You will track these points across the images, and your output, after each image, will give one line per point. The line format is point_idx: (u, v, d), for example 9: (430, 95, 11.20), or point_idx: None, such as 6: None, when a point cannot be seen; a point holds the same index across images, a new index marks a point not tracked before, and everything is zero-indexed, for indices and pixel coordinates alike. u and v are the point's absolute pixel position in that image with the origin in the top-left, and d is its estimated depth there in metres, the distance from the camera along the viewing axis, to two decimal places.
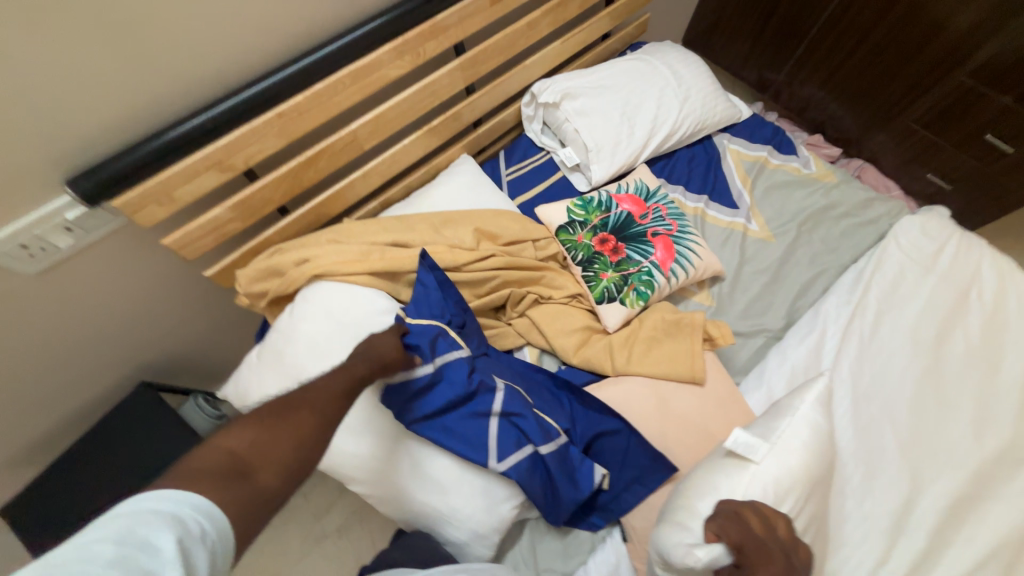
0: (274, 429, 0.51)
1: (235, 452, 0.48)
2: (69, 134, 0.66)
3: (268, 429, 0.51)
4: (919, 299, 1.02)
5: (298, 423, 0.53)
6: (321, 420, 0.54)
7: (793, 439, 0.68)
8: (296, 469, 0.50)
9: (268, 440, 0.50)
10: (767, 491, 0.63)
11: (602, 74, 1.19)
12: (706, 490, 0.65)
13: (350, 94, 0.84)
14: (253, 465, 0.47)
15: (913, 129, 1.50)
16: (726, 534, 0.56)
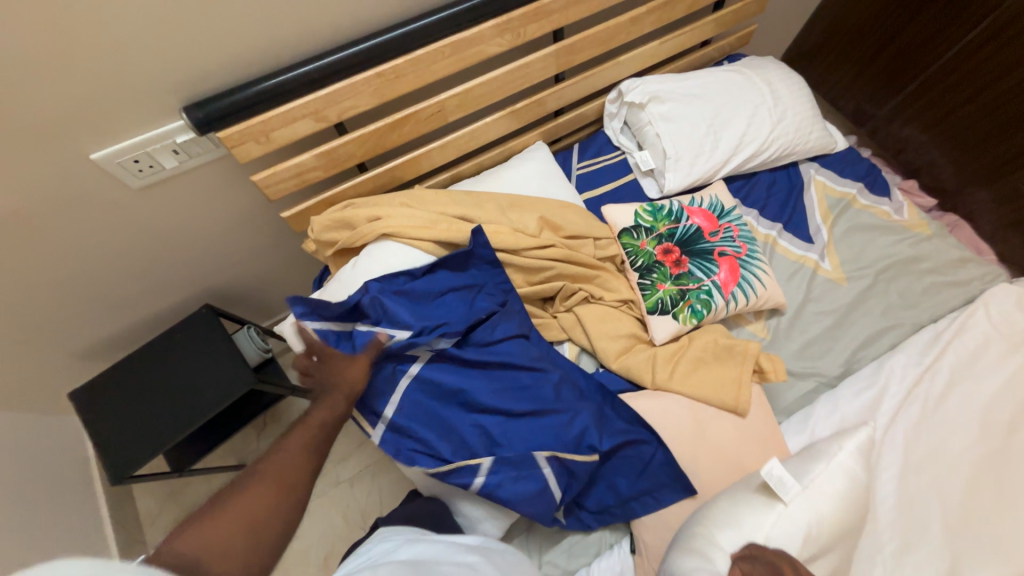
0: (226, 524, 0.50)
1: (193, 556, 0.48)
2: (191, 64, 0.71)
3: (216, 527, 0.50)
4: (999, 377, 0.93)
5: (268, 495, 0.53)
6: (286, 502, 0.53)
7: (826, 487, 0.63)
8: (256, 553, 0.50)
9: (225, 530, 0.50)
10: (792, 537, 0.59)
11: (695, 81, 1.15)
12: (730, 522, 0.62)
13: (446, 64, 0.85)
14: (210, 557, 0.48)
15: (1021, 193, 1.36)
16: (755, 572, 0.54)
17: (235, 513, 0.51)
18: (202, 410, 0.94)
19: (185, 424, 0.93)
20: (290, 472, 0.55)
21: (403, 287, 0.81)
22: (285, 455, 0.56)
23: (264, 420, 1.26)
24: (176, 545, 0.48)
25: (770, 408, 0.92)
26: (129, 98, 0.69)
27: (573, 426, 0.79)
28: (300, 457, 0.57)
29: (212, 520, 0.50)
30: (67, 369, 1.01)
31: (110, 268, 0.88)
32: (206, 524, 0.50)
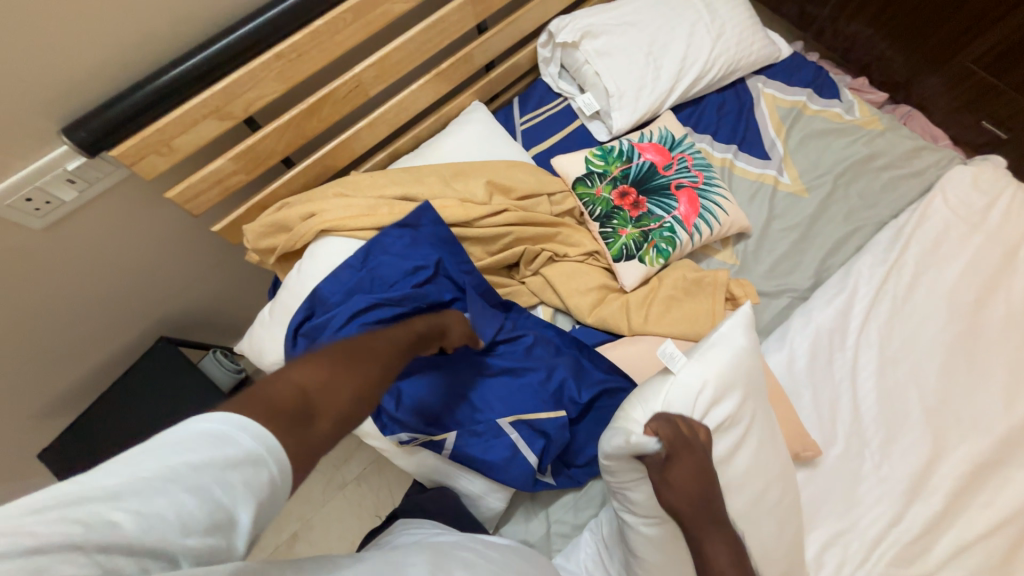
0: (342, 374, 0.48)
1: (308, 394, 0.44)
2: (58, 76, 0.62)
3: (337, 371, 0.48)
4: (962, 260, 0.95)
5: (376, 364, 0.52)
6: (382, 375, 0.52)
7: (715, 351, 0.68)
8: (350, 419, 0.47)
9: (337, 378, 0.47)
10: (684, 399, 0.65)
11: (626, 8, 1.08)
12: (638, 401, 0.66)
13: (352, 31, 0.78)
14: (324, 398, 0.45)
15: (971, 71, 1.36)
16: (659, 432, 0.60)
17: (353, 362, 0.50)
18: None
19: None
20: (393, 358, 0.56)
21: (352, 282, 0.77)
22: (390, 343, 0.57)
23: None
24: (280, 379, 0.44)
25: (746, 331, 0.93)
26: None
27: (551, 380, 0.79)
28: (399, 348, 0.58)
29: (326, 363, 0.48)
30: (28, 432, 0.95)
31: (41, 320, 0.82)
32: (321, 365, 0.47)
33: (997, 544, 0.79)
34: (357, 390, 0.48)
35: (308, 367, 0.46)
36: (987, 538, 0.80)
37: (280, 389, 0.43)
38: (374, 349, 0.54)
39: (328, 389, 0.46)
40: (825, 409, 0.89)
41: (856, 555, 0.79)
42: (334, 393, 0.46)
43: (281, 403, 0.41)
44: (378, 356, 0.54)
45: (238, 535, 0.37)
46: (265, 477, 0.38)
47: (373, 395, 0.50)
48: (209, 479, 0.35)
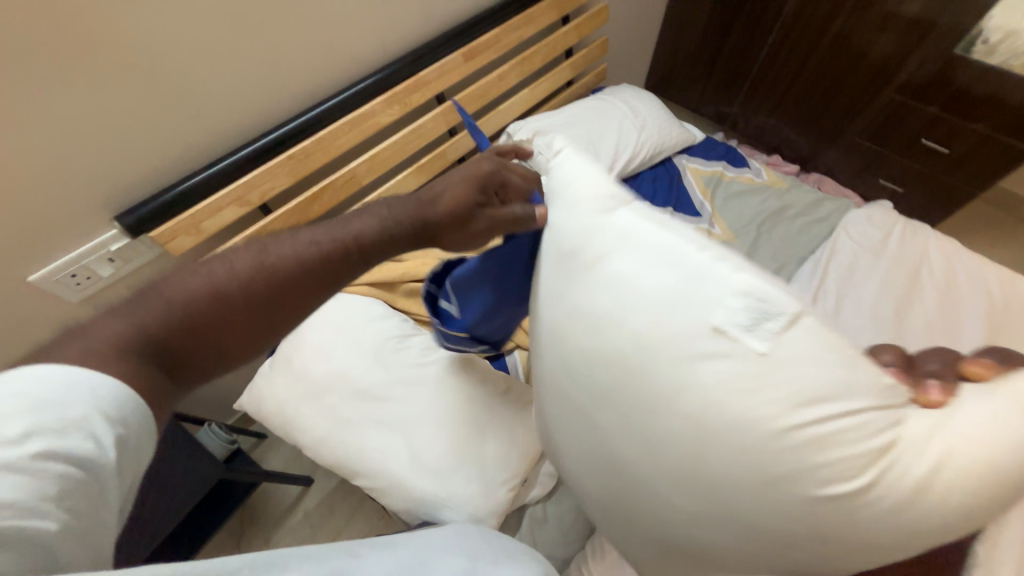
0: (182, 306, 0.41)
1: (138, 337, 0.38)
2: (116, 179, 0.80)
3: (175, 306, 0.40)
4: (874, 281, 1.11)
5: (252, 295, 0.43)
6: (251, 303, 0.43)
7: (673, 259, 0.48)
8: (213, 362, 0.42)
9: (180, 307, 0.40)
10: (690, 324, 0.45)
11: (567, 112, 1.36)
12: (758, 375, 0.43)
13: (349, 137, 1.00)
14: (171, 334, 0.40)
15: (859, 142, 1.65)
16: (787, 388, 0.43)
17: (212, 293, 0.41)
18: (177, 506, 0.94)
19: (159, 526, 0.92)
20: (280, 281, 0.44)
21: (347, 329, 0.90)
22: (284, 254, 0.45)
23: (242, 522, 1.22)
24: (106, 323, 0.39)
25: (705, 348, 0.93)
26: (59, 221, 0.76)
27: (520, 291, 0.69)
28: (300, 262, 0.45)
29: (165, 298, 0.41)
30: None
31: None
32: (154, 302, 0.40)
33: None
34: (216, 324, 0.41)
35: (146, 300, 0.40)
36: None
37: (103, 333, 0.38)
38: (248, 274, 0.43)
39: (161, 330, 0.39)
40: None
41: None
42: (176, 333, 0.40)
43: (107, 345, 0.37)
44: (238, 286, 0.43)
45: (112, 499, 0.33)
46: (133, 436, 0.35)
47: (245, 325, 0.43)
48: (42, 445, 0.30)
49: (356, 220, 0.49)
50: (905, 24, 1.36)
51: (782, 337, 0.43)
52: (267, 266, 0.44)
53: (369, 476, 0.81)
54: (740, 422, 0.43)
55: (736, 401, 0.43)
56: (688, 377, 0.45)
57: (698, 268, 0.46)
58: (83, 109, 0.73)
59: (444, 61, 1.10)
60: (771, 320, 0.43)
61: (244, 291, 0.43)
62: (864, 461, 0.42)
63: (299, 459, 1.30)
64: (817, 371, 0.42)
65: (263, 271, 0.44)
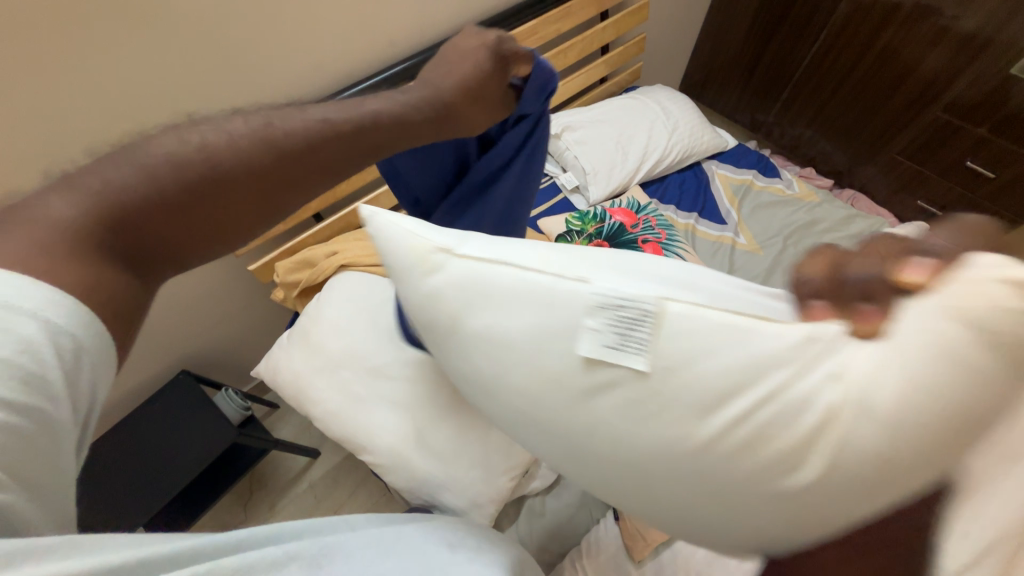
0: (143, 186, 0.37)
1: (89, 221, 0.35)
2: None
3: (138, 185, 0.36)
4: None
5: (218, 180, 0.39)
6: (218, 186, 0.38)
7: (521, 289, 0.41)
8: (176, 249, 0.39)
9: (149, 181, 0.37)
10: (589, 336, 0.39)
11: (598, 109, 1.35)
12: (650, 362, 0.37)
13: None
14: (133, 215, 0.36)
15: (898, 160, 1.59)
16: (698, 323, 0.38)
17: (183, 170, 0.38)
18: (189, 464, 0.98)
19: (170, 483, 0.95)
20: (245, 158, 0.39)
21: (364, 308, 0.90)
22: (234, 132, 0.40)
23: (250, 486, 1.26)
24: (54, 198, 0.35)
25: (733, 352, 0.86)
26: None
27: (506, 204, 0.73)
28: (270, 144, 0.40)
29: (127, 171, 0.37)
30: None
31: None
32: (111, 175, 0.36)
33: None
34: (187, 207, 0.38)
35: (100, 174, 0.36)
36: None
37: (47, 215, 0.34)
38: (210, 154, 0.39)
39: (116, 214, 0.36)
40: None
41: None
42: (133, 216, 0.36)
43: (60, 234, 0.33)
44: (210, 160, 0.38)
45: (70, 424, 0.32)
46: (90, 365, 0.33)
47: (223, 208, 0.39)
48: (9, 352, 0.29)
49: (351, 112, 0.44)
50: (957, 41, 1.31)
51: (658, 342, 0.36)
52: (259, 142, 0.40)
53: (375, 451, 0.82)
54: (651, 452, 0.36)
55: (608, 409, 0.38)
56: (582, 417, 0.39)
57: (542, 294, 0.40)
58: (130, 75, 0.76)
59: None
60: (642, 322, 0.37)
61: (223, 168, 0.39)
62: (803, 451, 0.32)
63: (308, 432, 1.34)
64: (704, 363, 0.35)
65: (244, 144, 0.40)
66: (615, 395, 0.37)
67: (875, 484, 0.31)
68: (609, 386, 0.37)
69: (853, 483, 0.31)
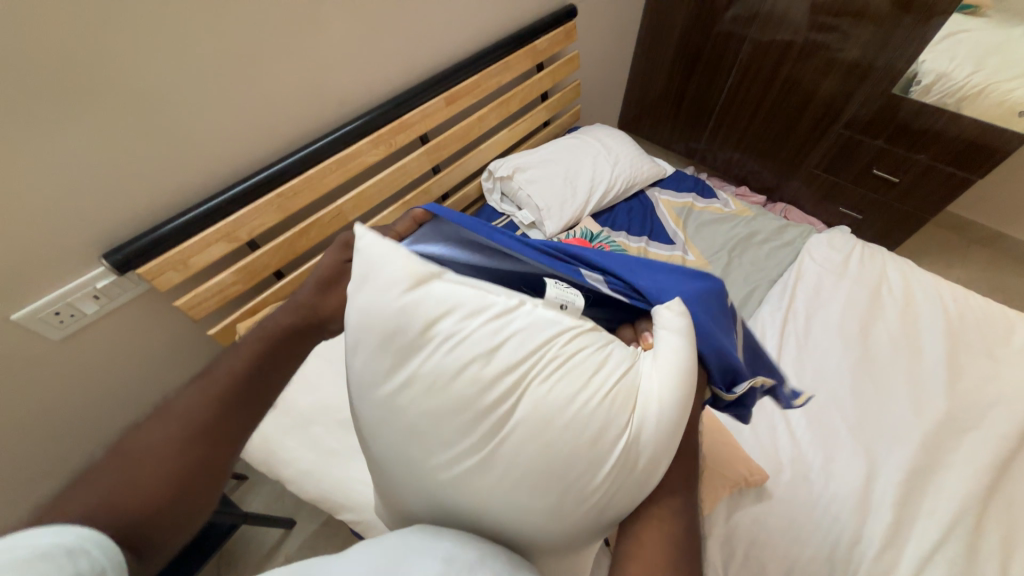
0: (147, 462, 0.42)
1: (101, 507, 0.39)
2: (105, 218, 0.81)
3: (135, 466, 0.42)
4: (839, 300, 1.18)
5: (201, 432, 0.45)
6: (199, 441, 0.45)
7: (485, 304, 0.51)
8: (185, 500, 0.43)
9: (162, 453, 0.43)
10: (516, 331, 0.49)
11: (544, 150, 1.45)
12: (560, 345, 0.49)
13: (336, 176, 1.05)
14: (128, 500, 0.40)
15: (817, 173, 1.77)
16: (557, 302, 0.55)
17: (173, 436, 0.44)
18: None
19: None
20: (213, 423, 0.46)
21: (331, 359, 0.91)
22: (215, 382, 0.48)
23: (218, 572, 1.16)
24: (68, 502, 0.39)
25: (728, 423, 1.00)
26: (38, 260, 0.76)
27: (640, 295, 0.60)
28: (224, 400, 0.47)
29: (123, 466, 0.42)
30: None
31: (30, 436, 0.86)
32: (108, 479, 0.41)
33: (954, 547, 0.82)
34: (181, 466, 0.43)
35: (114, 460, 0.43)
36: (945, 543, 0.83)
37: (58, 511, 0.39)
38: (180, 425, 0.45)
39: (127, 486, 0.41)
40: (766, 437, 0.98)
41: None
42: (150, 484, 0.41)
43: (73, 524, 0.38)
44: (188, 426, 0.45)
45: None
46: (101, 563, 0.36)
47: (199, 472, 0.44)
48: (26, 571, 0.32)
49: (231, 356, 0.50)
50: (844, 69, 1.51)
51: (557, 330, 0.50)
52: (216, 407, 0.47)
53: (353, 508, 0.78)
54: (544, 434, 0.46)
55: (550, 385, 0.47)
56: (517, 404, 0.46)
57: (496, 307, 0.51)
58: (76, 151, 0.74)
59: (427, 105, 1.18)
60: (555, 322, 0.51)
61: (192, 432, 0.45)
62: (621, 404, 0.46)
63: (281, 501, 1.27)
64: (572, 346, 0.50)
65: (191, 420, 0.45)
66: (513, 361, 0.48)
67: (614, 442, 0.46)
68: (527, 355, 0.48)
69: (671, 416, 0.47)
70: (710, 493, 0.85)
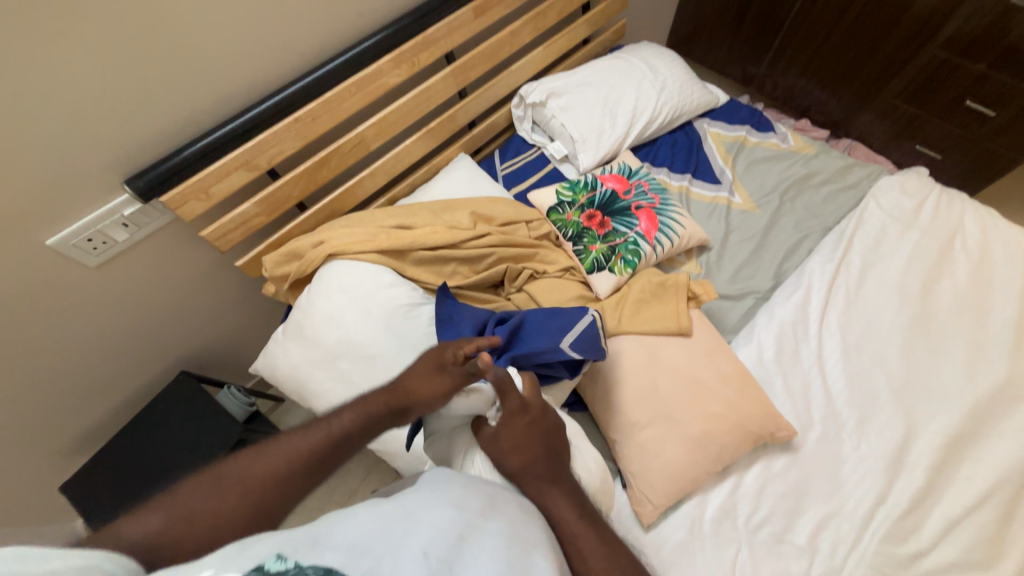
0: (221, 496, 0.48)
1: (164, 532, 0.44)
2: (122, 143, 0.78)
3: (216, 495, 0.48)
4: (903, 252, 1.07)
5: (267, 489, 0.50)
6: (266, 490, 0.50)
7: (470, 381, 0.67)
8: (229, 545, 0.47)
9: (235, 493, 0.49)
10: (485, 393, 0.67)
11: (583, 73, 1.30)
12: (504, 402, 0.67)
13: (355, 100, 0.97)
14: (190, 530, 0.45)
15: (896, 105, 1.54)
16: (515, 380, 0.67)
17: (249, 483, 0.50)
18: (193, 464, 0.97)
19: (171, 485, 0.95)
20: (280, 478, 0.51)
21: (355, 298, 0.87)
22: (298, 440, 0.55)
23: None
24: (129, 526, 0.44)
25: (762, 379, 0.95)
26: (63, 187, 0.75)
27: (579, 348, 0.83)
28: (295, 462, 0.53)
29: (198, 498, 0.48)
30: (54, 467, 1.03)
31: (82, 356, 0.92)
32: (177, 507, 0.47)
33: (987, 514, 0.79)
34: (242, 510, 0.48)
35: (203, 486, 0.49)
36: (978, 510, 0.80)
37: (144, 522, 0.45)
38: (263, 467, 0.51)
39: (200, 511, 0.47)
40: (800, 394, 0.93)
41: (848, 535, 0.80)
42: (210, 523, 0.46)
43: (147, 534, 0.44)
44: (261, 477, 0.51)
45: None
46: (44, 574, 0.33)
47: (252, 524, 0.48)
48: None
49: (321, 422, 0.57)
50: None
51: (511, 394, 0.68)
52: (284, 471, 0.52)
53: (381, 440, 0.82)
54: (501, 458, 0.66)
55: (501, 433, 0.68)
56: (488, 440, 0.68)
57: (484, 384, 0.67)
58: (81, 69, 0.70)
59: (454, 17, 1.05)
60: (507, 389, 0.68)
61: (263, 491, 0.50)
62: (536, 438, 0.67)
63: None
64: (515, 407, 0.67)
65: (269, 471, 0.51)
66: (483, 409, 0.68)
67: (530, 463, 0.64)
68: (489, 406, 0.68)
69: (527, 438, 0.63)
70: (735, 447, 0.84)
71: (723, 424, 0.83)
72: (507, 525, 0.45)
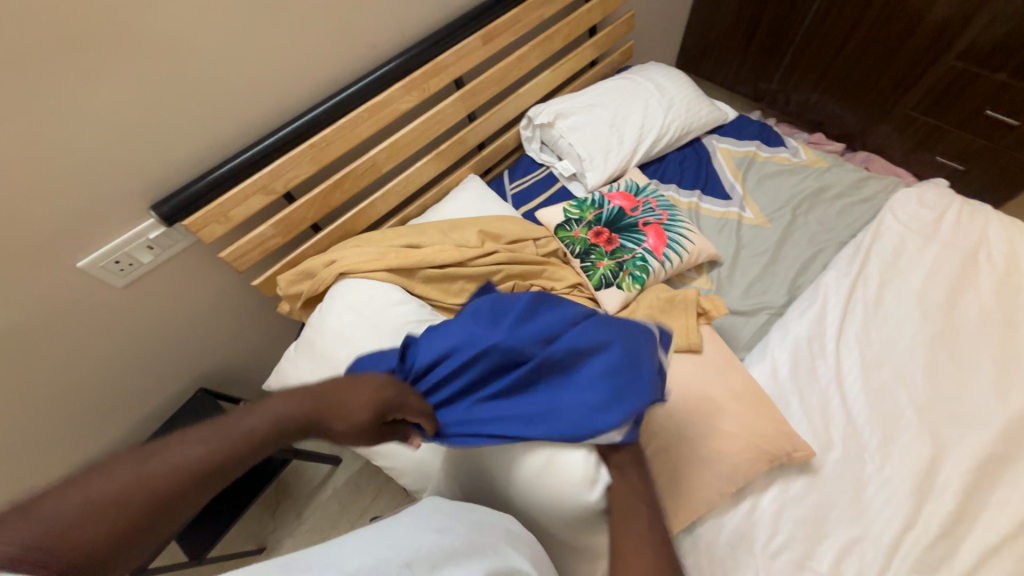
0: (121, 494, 0.41)
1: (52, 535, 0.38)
2: (149, 171, 0.83)
3: (115, 492, 0.41)
4: (923, 266, 1.04)
5: (178, 484, 0.43)
6: (175, 488, 0.43)
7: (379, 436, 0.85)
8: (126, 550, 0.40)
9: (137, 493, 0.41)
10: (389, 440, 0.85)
11: (590, 94, 1.32)
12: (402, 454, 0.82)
13: (368, 125, 1.01)
14: (73, 534, 0.38)
15: (913, 116, 1.52)
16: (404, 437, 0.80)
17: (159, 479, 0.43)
18: None
19: None
20: (190, 477, 0.44)
21: (364, 313, 0.89)
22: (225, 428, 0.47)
23: (276, 497, 1.29)
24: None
25: (776, 396, 0.93)
26: (94, 212, 0.80)
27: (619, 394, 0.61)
28: (214, 455, 0.45)
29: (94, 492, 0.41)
30: None
31: (106, 373, 0.96)
32: (61, 507, 0.39)
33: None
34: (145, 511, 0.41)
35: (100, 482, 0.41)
36: (1016, 541, 0.74)
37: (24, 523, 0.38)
38: (175, 458, 0.44)
39: (90, 514, 0.40)
40: (818, 413, 0.90)
41: (873, 564, 0.75)
42: (96, 529, 0.39)
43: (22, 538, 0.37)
44: (173, 471, 0.43)
45: None
46: None
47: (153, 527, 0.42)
48: None
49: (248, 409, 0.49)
50: None
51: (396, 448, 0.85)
52: (203, 463, 0.44)
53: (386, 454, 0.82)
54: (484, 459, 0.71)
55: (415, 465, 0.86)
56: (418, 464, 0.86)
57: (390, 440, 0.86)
58: (113, 104, 0.75)
59: (463, 45, 1.09)
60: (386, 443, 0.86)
61: (173, 486, 0.43)
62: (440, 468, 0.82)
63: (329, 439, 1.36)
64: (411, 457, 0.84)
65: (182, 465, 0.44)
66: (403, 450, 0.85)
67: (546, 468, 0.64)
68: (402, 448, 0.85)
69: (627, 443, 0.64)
70: (749, 469, 0.81)
71: (736, 444, 0.81)
72: (487, 554, 0.45)
